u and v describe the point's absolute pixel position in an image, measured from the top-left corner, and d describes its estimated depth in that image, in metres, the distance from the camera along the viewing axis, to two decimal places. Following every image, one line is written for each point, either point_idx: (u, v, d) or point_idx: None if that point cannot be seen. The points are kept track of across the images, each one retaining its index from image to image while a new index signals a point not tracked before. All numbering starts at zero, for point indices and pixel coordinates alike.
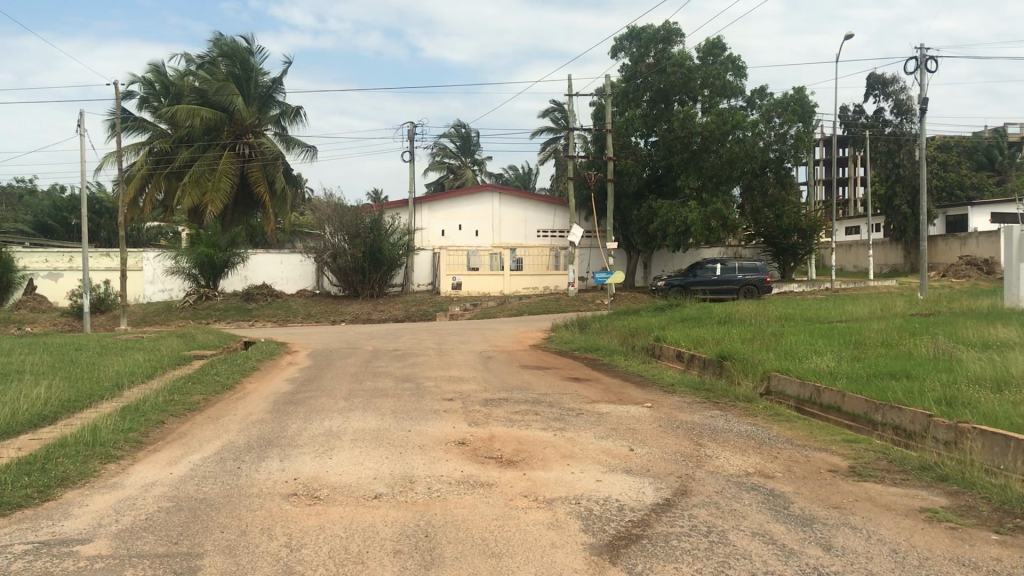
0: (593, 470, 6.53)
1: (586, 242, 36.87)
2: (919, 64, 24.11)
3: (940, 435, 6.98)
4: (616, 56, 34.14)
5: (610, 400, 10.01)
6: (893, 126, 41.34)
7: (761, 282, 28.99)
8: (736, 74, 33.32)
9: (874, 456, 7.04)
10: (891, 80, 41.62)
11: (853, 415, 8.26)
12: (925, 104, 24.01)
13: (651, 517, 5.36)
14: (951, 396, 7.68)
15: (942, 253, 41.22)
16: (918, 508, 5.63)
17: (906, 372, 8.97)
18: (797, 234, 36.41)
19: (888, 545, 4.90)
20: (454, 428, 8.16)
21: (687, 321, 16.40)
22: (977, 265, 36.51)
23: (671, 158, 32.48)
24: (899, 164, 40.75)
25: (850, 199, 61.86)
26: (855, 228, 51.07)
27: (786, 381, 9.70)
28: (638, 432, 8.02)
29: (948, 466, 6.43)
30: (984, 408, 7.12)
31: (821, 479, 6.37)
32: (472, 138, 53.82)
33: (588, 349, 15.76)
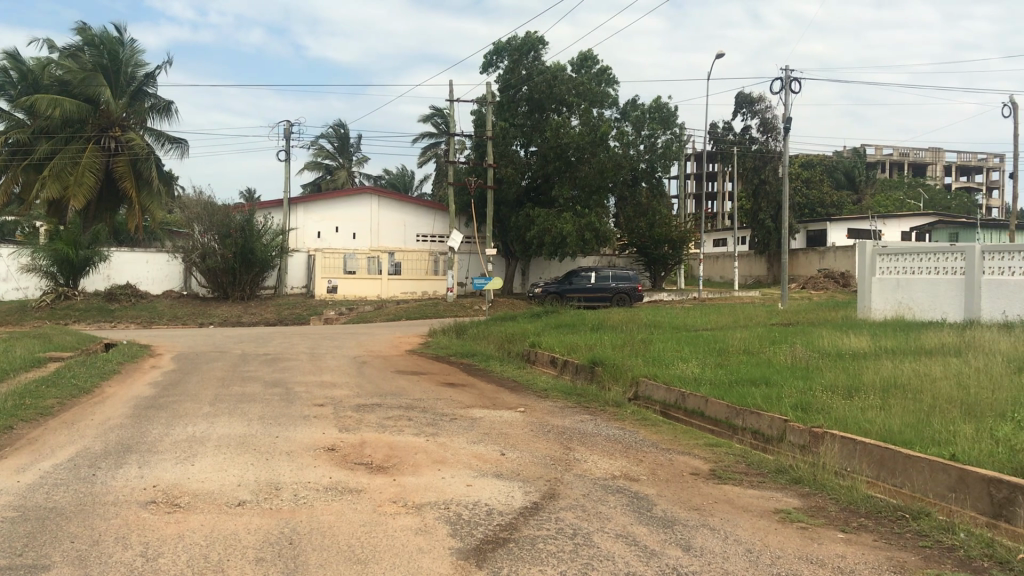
0: (463, 475, 6.53)
1: (465, 248, 37.04)
2: (784, 85, 25.26)
3: (795, 439, 7.31)
4: (488, 70, 34.41)
5: (483, 406, 10.05)
6: (759, 143, 43.10)
7: (633, 290, 29.80)
8: (608, 86, 34.34)
9: (733, 459, 7.34)
10: (757, 99, 43.48)
11: (715, 419, 8.55)
12: (788, 123, 25.23)
13: (518, 521, 5.41)
14: (806, 402, 8.05)
15: (802, 265, 43.28)
16: (773, 509, 5.89)
17: (766, 379, 9.34)
18: (668, 245, 37.29)
19: (744, 545, 5.11)
20: (324, 433, 8.04)
21: (563, 327, 16.69)
22: (834, 277, 38.54)
23: (547, 168, 32.95)
24: (764, 181, 42.68)
25: (720, 212, 64.09)
26: (723, 241, 52.92)
27: (653, 387, 9.95)
28: (509, 437, 8.09)
29: (801, 468, 6.75)
30: (835, 413, 7.50)
31: (684, 482, 6.58)
32: (351, 139, 53.19)
33: (464, 354, 15.79)
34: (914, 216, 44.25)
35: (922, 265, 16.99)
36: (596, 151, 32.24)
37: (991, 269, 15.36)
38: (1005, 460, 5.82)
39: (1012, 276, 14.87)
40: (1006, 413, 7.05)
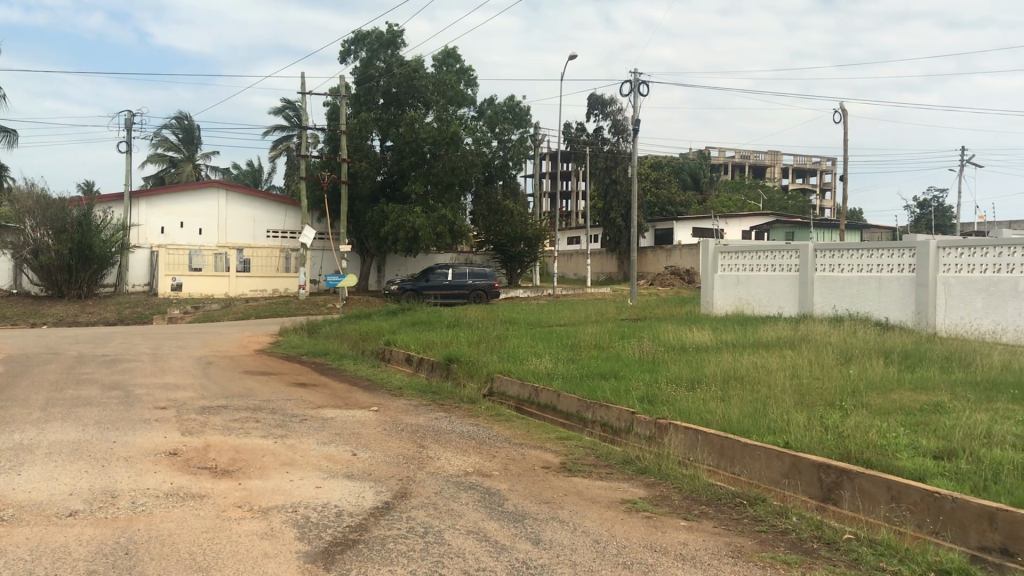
0: (313, 476, 6.41)
1: (318, 244, 36.33)
2: (633, 88, 26.01)
3: (641, 430, 7.54)
4: (346, 60, 33.83)
5: (335, 405, 9.89)
6: (610, 144, 44.25)
7: (490, 287, 30.13)
8: (469, 85, 34.58)
9: (583, 451, 7.49)
10: (609, 101, 44.57)
11: (567, 413, 8.71)
12: (637, 125, 25.98)
13: (369, 521, 5.35)
14: (652, 395, 8.32)
15: (651, 262, 44.69)
16: (619, 499, 6.04)
17: (615, 373, 9.59)
18: (525, 242, 38.06)
19: (591, 536, 5.22)
20: (165, 437, 7.71)
21: (418, 324, 16.61)
22: (681, 274, 39.98)
23: (402, 163, 32.72)
24: (615, 181, 43.90)
25: (573, 210, 65.45)
26: (576, 239, 54.04)
27: (507, 382, 10.04)
28: (361, 437, 7.99)
29: (647, 458, 6.97)
30: (679, 405, 7.77)
31: (535, 476, 6.67)
32: (197, 130, 51.30)
33: (317, 353, 15.51)
34: (754, 216, 46.44)
35: (760, 262, 17.79)
36: (451, 148, 32.27)
37: (823, 266, 16.25)
38: (833, 445, 6.19)
39: (842, 272, 15.79)
40: (835, 402, 7.52)
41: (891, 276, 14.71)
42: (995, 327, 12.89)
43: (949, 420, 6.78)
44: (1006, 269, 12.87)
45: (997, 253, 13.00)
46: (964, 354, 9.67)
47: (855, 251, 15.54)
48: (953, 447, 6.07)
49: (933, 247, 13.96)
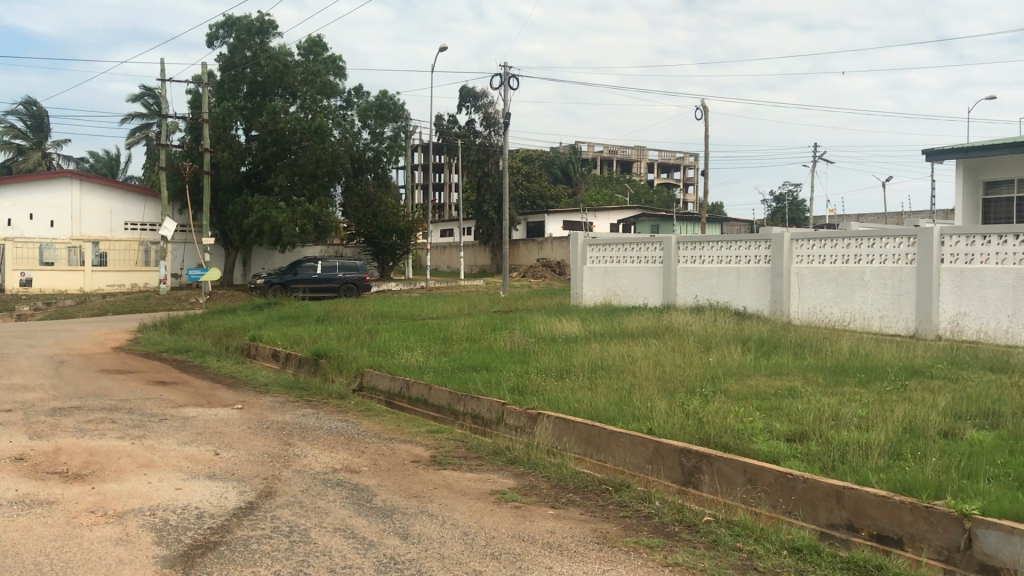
0: (173, 478, 6.18)
1: (180, 237, 34.98)
2: (503, 81, 26.19)
3: (511, 421, 7.60)
4: (211, 45, 32.70)
5: (197, 404, 9.57)
6: (482, 137, 44.41)
7: (361, 280, 29.74)
8: (337, 76, 34.11)
9: (453, 444, 7.50)
10: (480, 94, 44.75)
11: (438, 406, 8.69)
12: (508, 118, 26.19)
13: (231, 522, 5.19)
14: (522, 386, 8.40)
15: (523, 255, 45.12)
16: (489, 491, 6.08)
17: (486, 364, 9.65)
18: (396, 234, 37.92)
19: (459, 528, 5.23)
20: (11, 442, 7.27)
21: (286, 319, 16.26)
22: (552, 267, 40.52)
23: (267, 154, 31.91)
24: (487, 174, 44.10)
25: (446, 203, 65.40)
26: (449, 232, 54.02)
27: (377, 376, 9.93)
28: (225, 435, 7.76)
29: (517, 448, 7.03)
30: (548, 395, 7.87)
31: (404, 470, 6.63)
32: (46, 118, 48.58)
33: (178, 350, 14.95)
34: (621, 209, 47.52)
35: (626, 254, 18.21)
36: (319, 140, 31.72)
37: (685, 258, 16.77)
38: (694, 431, 6.41)
39: (703, 263, 16.34)
40: (695, 389, 7.79)
41: (749, 268, 15.32)
42: (844, 314, 13.63)
43: (800, 403, 7.13)
44: (854, 260, 13.61)
45: (846, 244, 13.73)
46: (814, 340, 10.18)
47: (715, 244, 16.10)
48: (804, 429, 6.38)
49: (787, 239, 14.64)
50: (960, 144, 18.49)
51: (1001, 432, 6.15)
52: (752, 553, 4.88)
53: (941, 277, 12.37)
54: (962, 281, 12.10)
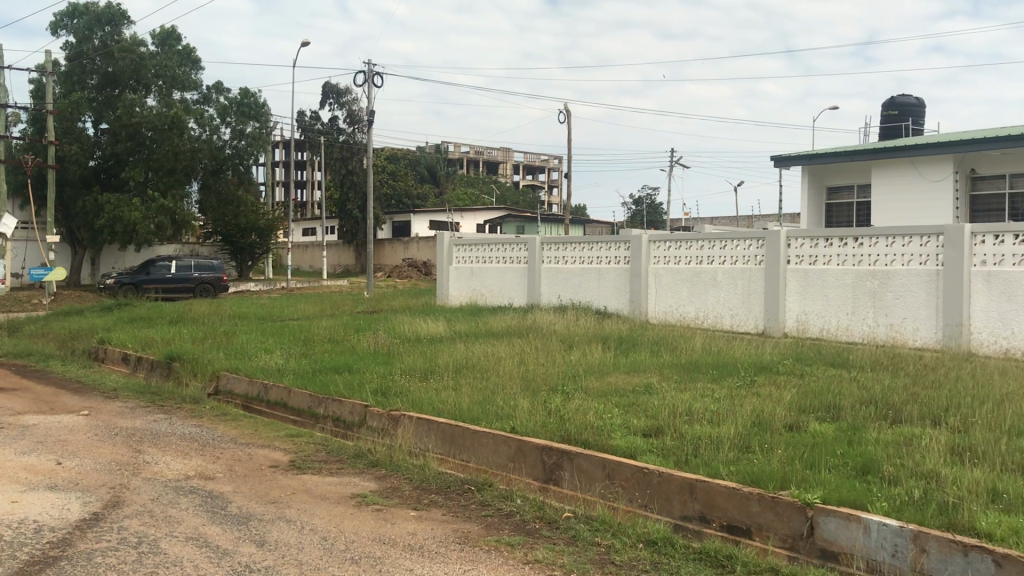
0: (9, 490, 5.80)
1: (21, 234, 32.98)
2: (367, 78, 25.89)
3: (373, 423, 7.50)
4: (56, 33, 30.98)
5: (39, 411, 9.03)
6: (346, 135, 43.83)
7: (217, 280, 28.88)
8: (193, 68, 32.88)
9: (313, 448, 7.35)
10: (344, 90, 44.17)
11: (298, 409, 8.50)
12: (372, 115, 25.92)
13: (73, 535, 4.92)
14: (385, 387, 8.31)
15: (388, 255, 44.73)
16: (350, 495, 5.98)
17: (348, 366, 9.50)
18: (255, 233, 37.07)
19: (318, 534, 5.13)
20: None
21: (137, 321, 15.56)
22: (417, 266, 40.34)
23: (119, 148, 30.50)
24: (351, 171, 43.52)
25: (309, 201, 64.18)
26: (312, 230, 53.01)
27: (234, 380, 9.62)
28: (69, 444, 7.35)
29: (378, 451, 6.95)
30: (411, 397, 7.81)
31: (261, 476, 6.44)
32: None
33: (18, 354, 14.07)
34: (487, 210, 47.80)
35: (491, 255, 18.32)
36: (176, 136, 30.59)
37: (549, 259, 17.02)
38: (555, 428, 6.50)
39: (565, 264, 16.62)
40: (557, 387, 7.91)
41: (609, 268, 15.69)
42: (698, 314, 14.14)
43: (657, 400, 7.34)
44: (708, 261, 14.15)
45: (701, 246, 14.25)
46: (671, 338, 10.51)
47: (577, 244, 16.41)
48: (660, 425, 6.56)
49: (645, 241, 15.06)
50: (807, 151, 19.44)
51: (840, 424, 6.52)
52: (609, 547, 4.99)
53: (786, 278, 13.01)
54: (806, 281, 12.76)
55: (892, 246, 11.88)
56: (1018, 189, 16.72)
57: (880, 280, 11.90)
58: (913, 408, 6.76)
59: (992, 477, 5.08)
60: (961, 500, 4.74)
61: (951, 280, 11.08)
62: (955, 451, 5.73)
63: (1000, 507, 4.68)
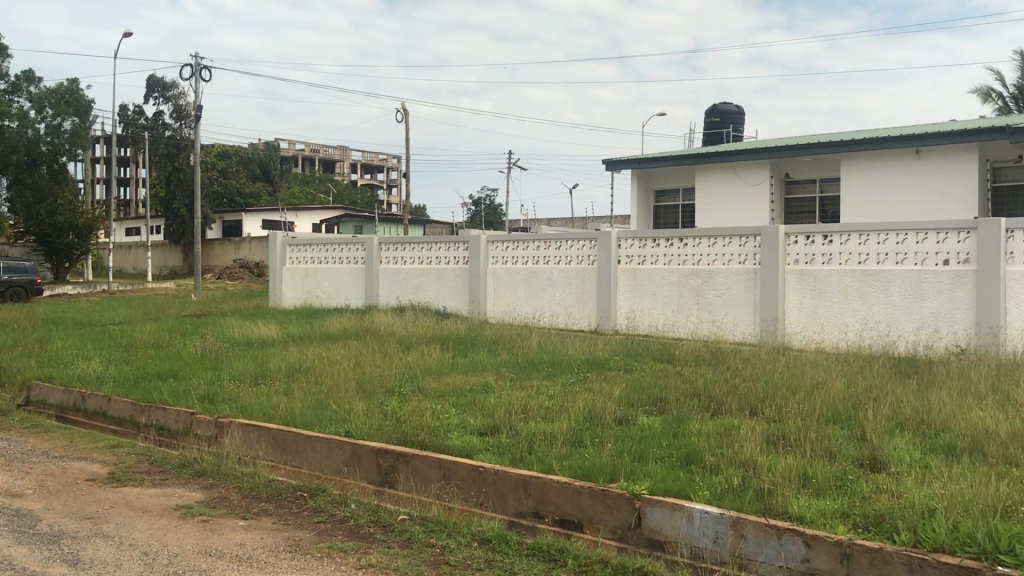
0: None
1: None
2: (194, 71, 24.92)
3: (200, 431, 7.21)
4: None
5: None
6: (172, 130, 42.04)
7: (29, 283, 27.01)
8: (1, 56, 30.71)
9: (134, 459, 6.99)
10: (170, 84, 42.35)
11: (118, 418, 8.06)
12: (199, 110, 24.97)
13: None
14: (213, 393, 8.01)
15: (218, 255, 43.18)
16: (173, 506, 5.73)
17: (173, 372, 9.10)
18: (73, 233, 34.22)
19: (138, 549, 4.88)
20: None
21: None
22: (250, 267, 39.16)
23: None
24: (178, 169, 41.79)
25: (133, 199, 61.07)
26: (136, 230, 50.49)
27: (47, 389, 9.03)
28: None
29: (206, 460, 6.69)
30: (241, 402, 7.57)
31: (76, 491, 6.07)
32: None
33: None
34: (323, 209, 46.91)
35: (327, 255, 17.99)
36: None
37: (386, 259, 16.90)
38: (391, 430, 6.44)
39: (403, 264, 16.54)
40: (393, 388, 7.85)
41: (447, 268, 15.73)
42: (534, 313, 14.38)
43: (493, 398, 7.41)
44: (543, 261, 14.42)
45: (537, 246, 14.51)
46: (508, 337, 10.64)
47: (415, 244, 16.35)
48: (496, 423, 6.62)
49: (483, 241, 15.18)
50: (636, 155, 20.12)
51: (667, 416, 6.78)
52: (444, 547, 4.99)
53: (618, 278, 13.43)
54: (636, 280, 13.21)
55: (714, 246, 12.47)
56: (829, 193, 17.96)
57: (704, 279, 12.48)
58: (732, 400, 7.12)
59: (804, 463, 5.40)
60: (775, 486, 5.01)
61: (767, 278, 11.76)
62: (770, 439, 6.06)
63: (810, 491, 4.98)
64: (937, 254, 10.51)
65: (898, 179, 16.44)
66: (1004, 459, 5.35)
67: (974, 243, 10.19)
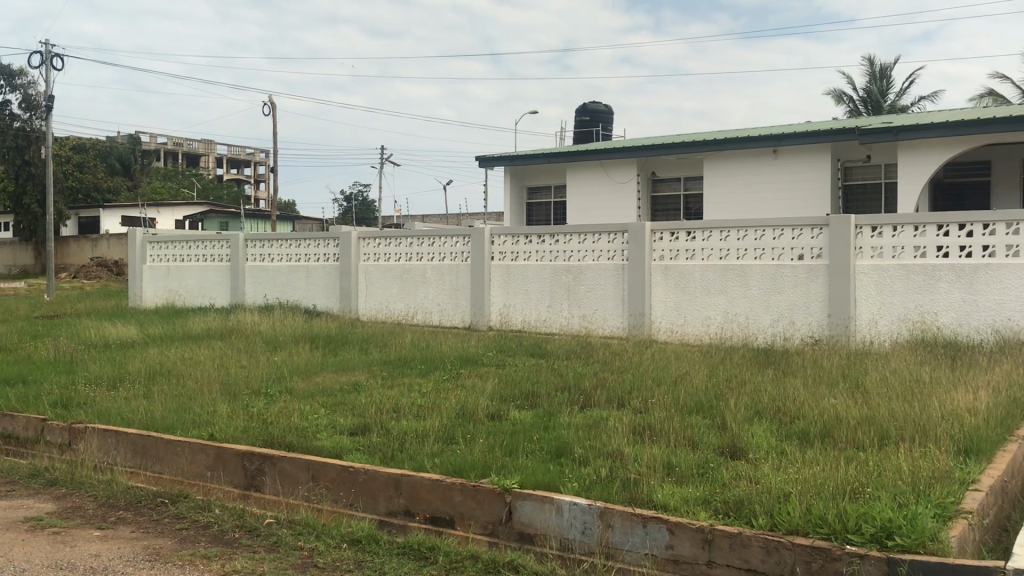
0: None
1: None
2: (43, 59, 23.60)
3: (53, 438, 6.85)
4: None
5: None
6: (21, 121, 39.71)
7: None
8: None
9: None
10: (18, 73, 39.97)
11: None
12: (50, 100, 23.66)
13: None
14: (67, 398, 7.62)
15: (73, 254, 41.06)
16: (22, 518, 5.42)
17: (23, 377, 8.60)
18: None
19: None
20: None
21: None
22: (108, 266, 37.41)
23: None
24: (28, 162, 39.53)
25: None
26: None
27: None
28: None
29: (58, 468, 6.36)
30: (97, 407, 7.23)
31: None
32: None
33: None
34: (187, 205, 45.27)
35: (191, 253, 17.39)
36: None
37: (254, 256, 16.46)
38: (257, 432, 6.27)
39: (272, 262, 16.15)
40: (260, 390, 7.65)
41: (318, 266, 15.45)
42: (407, 310, 14.31)
43: (364, 397, 7.32)
44: (416, 258, 14.35)
45: (409, 243, 14.43)
46: (380, 335, 10.53)
47: (283, 241, 15.98)
48: (366, 422, 6.55)
49: (354, 238, 14.97)
50: (506, 153, 20.24)
51: (538, 411, 6.86)
52: (312, 550, 4.90)
53: (491, 274, 13.50)
54: (509, 277, 13.30)
55: (584, 243, 12.69)
56: (692, 191, 18.54)
57: (575, 275, 12.68)
58: (601, 393, 7.26)
59: (667, 452, 5.56)
60: (640, 475, 5.14)
61: (635, 274, 12.04)
62: (636, 430, 6.21)
63: (673, 479, 5.12)
64: (792, 249, 11.01)
65: (758, 178, 17.11)
66: (851, 443, 5.65)
67: (825, 239, 10.73)
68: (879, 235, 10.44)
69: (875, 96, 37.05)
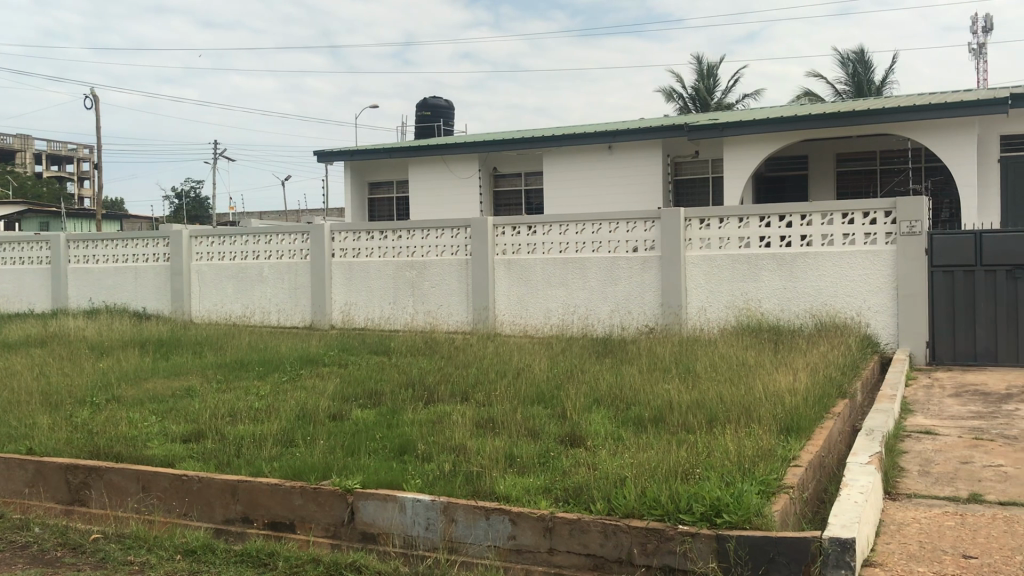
0: None
1: None
2: None
3: None
4: None
5: None
6: None
7: None
8: None
9: None
10: None
11: None
12: None
13: None
14: None
15: None
16: None
17: None
18: None
19: None
20: None
21: None
22: None
23: None
24: None
25: None
26: None
27: None
28: None
29: None
30: None
31: None
32: None
33: None
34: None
35: (5, 255, 16.30)
36: None
37: (76, 257, 15.59)
38: (81, 444, 5.95)
39: (96, 263, 15.34)
40: (85, 399, 7.26)
41: (147, 267, 14.79)
42: (245, 310, 13.91)
43: (199, 402, 7.08)
44: (252, 256, 13.96)
45: (245, 241, 14.02)
46: (215, 337, 10.19)
47: (109, 241, 15.21)
48: (201, 428, 6.32)
49: (186, 237, 14.40)
50: (346, 148, 19.96)
51: (380, 408, 6.81)
52: (144, 564, 4.70)
53: (332, 271, 13.28)
54: (351, 274, 13.14)
55: (426, 238, 12.67)
56: (533, 186, 18.87)
57: (418, 270, 12.65)
58: (444, 388, 7.28)
59: (509, 444, 5.64)
60: (483, 468, 5.18)
61: (478, 268, 12.13)
62: (479, 423, 6.27)
63: (515, 470, 5.19)
64: (628, 242, 11.37)
65: (594, 172, 17.56)
66: (681, 426, 5.91)
67: (658, 232, 11.14)
68: (708, 227, 10.93)
69: (703, 93, 38.72)
